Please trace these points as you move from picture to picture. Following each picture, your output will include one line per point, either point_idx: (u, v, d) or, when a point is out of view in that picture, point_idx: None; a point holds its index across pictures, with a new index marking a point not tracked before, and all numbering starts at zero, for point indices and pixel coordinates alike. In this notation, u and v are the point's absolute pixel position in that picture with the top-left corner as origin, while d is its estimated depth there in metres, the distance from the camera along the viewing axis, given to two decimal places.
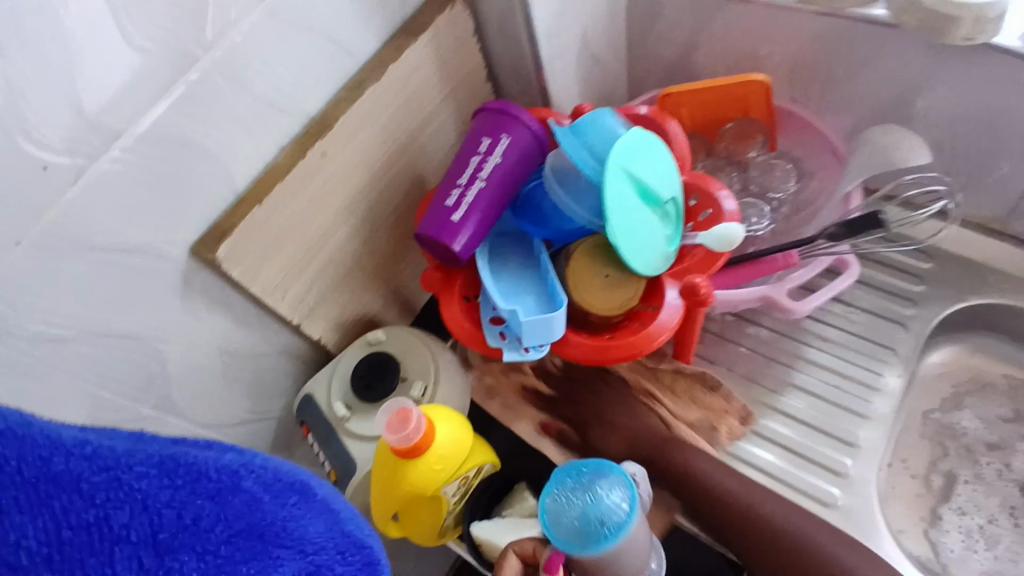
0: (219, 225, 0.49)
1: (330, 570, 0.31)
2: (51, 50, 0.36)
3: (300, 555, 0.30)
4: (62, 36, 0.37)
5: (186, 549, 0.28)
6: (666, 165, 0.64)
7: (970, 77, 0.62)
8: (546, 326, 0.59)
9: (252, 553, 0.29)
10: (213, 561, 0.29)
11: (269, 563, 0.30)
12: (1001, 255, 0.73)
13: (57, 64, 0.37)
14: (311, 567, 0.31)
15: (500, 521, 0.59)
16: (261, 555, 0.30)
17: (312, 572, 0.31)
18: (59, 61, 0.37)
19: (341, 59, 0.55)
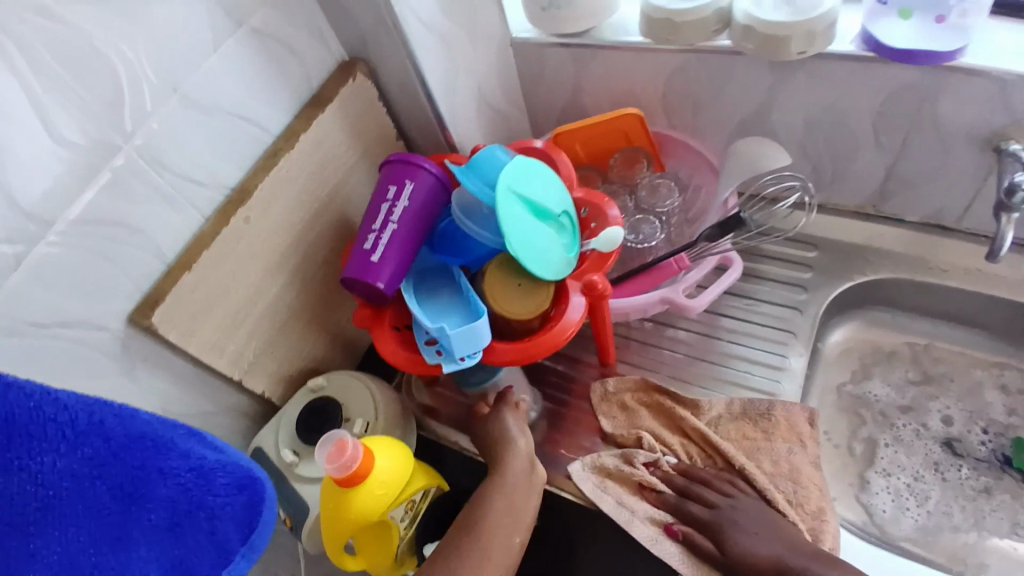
0: (151, 294, 0.59)
1: (214, 476, 0.40)
2: None
3: (189, 459, 0.40)
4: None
5: (87, 437, 0.37)
6: (556, 184, 0.70)
7: (808, 86, 0.73)
8: (472, 335, 0.63)
9: (144, 449, 0.38)
10: (118, 446, 0.37)
11: (157, 459, 0.39)
12: (876, 236, 0.86)
13: None
14: (197, 468, 0.40)
15: None
16: (149, 455, 0.38)
17: (198, 471, 0.40)
18: None
19: (256, 134, 0.66)
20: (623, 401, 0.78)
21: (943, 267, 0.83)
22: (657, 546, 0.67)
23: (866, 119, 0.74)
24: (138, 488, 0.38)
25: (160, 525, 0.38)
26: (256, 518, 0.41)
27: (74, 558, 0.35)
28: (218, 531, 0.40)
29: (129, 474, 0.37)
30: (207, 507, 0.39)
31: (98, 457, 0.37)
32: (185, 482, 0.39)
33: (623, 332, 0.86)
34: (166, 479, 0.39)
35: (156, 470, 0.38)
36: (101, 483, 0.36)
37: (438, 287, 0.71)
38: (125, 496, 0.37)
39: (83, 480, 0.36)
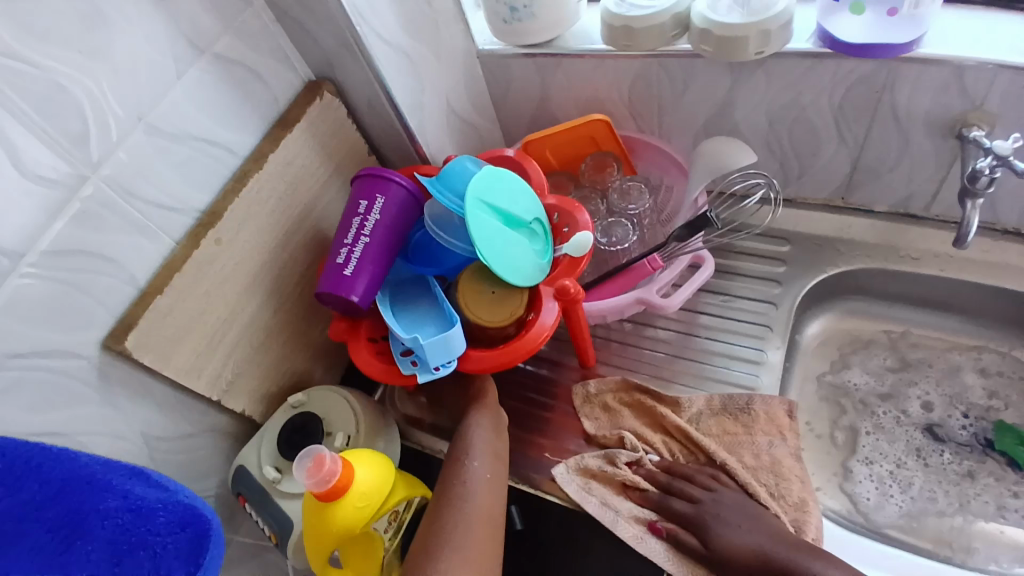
0: (126, 320, 0.60)
1: (154, 514, 0.43)
2: None
3: (128, 499, 0.42)
4: None
5: (23, 481, 0.40)
6: (525, 192, 0.71)
7: (765, 84, 0.75)
8: (446, 344, 0.64)
9: (82, 492, 0.41)
10: (55, 488, 0.40)
11: (96, 500, 0.42)
12: (847, 226, 0.87)
13: None
14: (135, 507, 0.42)
15: None
16: (87, 496, 0.41)
17: (136, 510, 0.42)
18: None
19: (225, 158, 0.68)
20: (605, 402, 0.79)
21: (914, 254, 0.84)
22: (642, 544, 0.67)
23: (826, 113, 0.76)
24: (78, 529, 0.40)
25: (100, 564, 0.40)
26: (202, 552, 0.43)
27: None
28: (161, 567, 0.42)
29: (69, 515, 0.40)
30: (148, 545, 0.42)
31: (35, 500, 0.39)
32: (124, 521, 0.42)
33: (603, 334, 0.87)
34: (104, 519, 0.41)
35: (94, 510, 0.41)
36: (40, 525, 0.39)
37: (414, 298, 0.72)
38: (64, 537, 0.40)
39: (20, 522, 0.39)
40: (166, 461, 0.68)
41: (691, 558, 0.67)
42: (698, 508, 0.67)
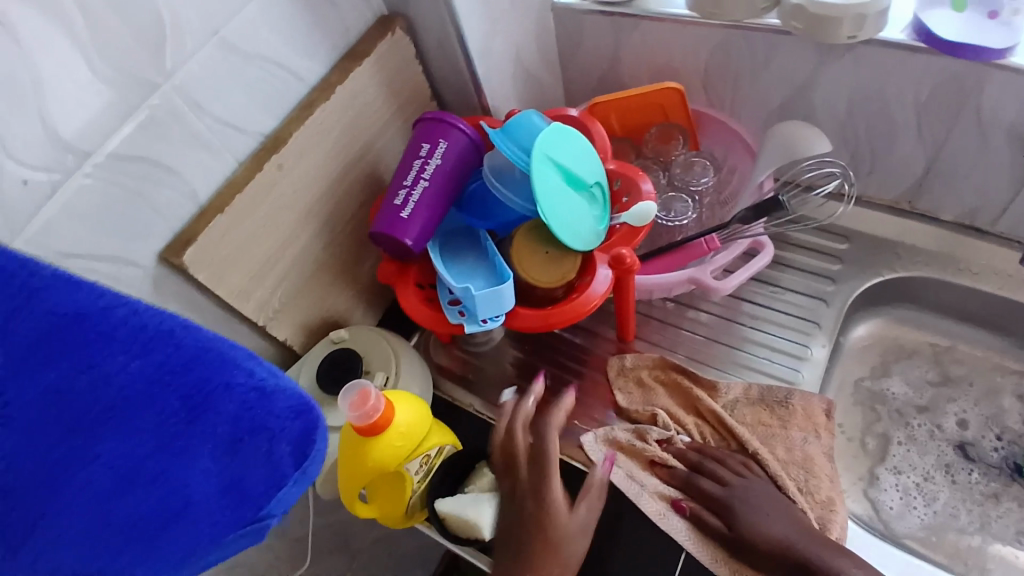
0: (184, 234, 0.60)
1: (274, 398, 0.40)
2: (22, 92, 0.46)
3: (250, 379, 0.40)
4: (35, 80, 0.47)
5: (157, 344, 0.38)
6: (589, 153, 0.69)
7: (851, 72, 0.72)
8: (496, 297, 0.64)
9: (209, 363, 0.39)
10: (184, 357, 0.38)
11: (222, 374, 0.39)
12: (909, 231, 0.84)
13: (28, 97, 0.47)
14: (257, 389, 0.40)
15: (462, 497, 0.65)
16: (215, 369, 0.39)
17: (258, 391, 0.40)
18: (30, 96, 0.47)
19: (292, 83, 0.66)
20: (639, 378, 0.78)
21: (973, 269, 0.82)
22: (664, 520, 0.65)
23: (908, 110, 0.73)
24: (204, 401, 0.38)
25: (219, 441, 0.38)
26: (308, 446, 0.41)
27: (139, 460, 0.36)
28: (274, 452, 0.40)
29: (195, 385, 0.38)
30: (268, 428, 0.40)
31: (165, 366, 0.37)
32: (249, 399, 0.39)
33: (644, 310, 0.86)
34: (228, 395, 0.39)
35: (220, 384, 0.39)
36: (170, 392, 0.37)
37: (464, 250, 0.71)
38: (192, 407, 0.38)
39: (154, 385, 0.37)
40: None
41: (714, 540, 0.65)
42: (726, 491, 0.67)
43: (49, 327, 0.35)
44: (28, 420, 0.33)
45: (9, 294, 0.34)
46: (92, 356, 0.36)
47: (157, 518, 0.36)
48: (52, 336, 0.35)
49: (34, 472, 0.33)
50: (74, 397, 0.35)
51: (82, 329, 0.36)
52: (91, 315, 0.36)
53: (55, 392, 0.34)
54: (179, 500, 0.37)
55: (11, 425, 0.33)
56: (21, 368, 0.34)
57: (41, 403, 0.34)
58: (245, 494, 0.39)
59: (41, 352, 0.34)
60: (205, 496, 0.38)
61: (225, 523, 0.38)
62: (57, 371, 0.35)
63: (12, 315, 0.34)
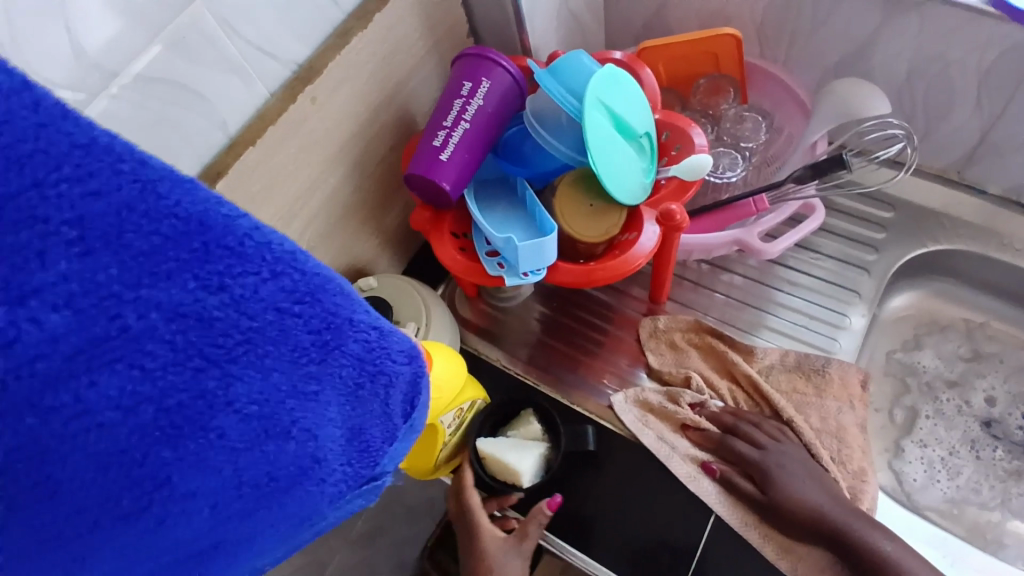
0: (212, 167, 0.56)
1: (388, 339, 0.37)
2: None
3: (368, 315, 0.36)
4: None
5: (284, 267, 0.30)
6: (640, 100, 0.65)
7: (920, 30, 0.67)
8: (539, 249, 0.60)
9: (336, 293, 0.33)
10: (311, 285, 0.32)
11: (347, 308, 0.34)
12: (957, 203, 0.81)
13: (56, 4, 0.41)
14: (377, 326, 0.36)
15: (505, 441, 0.66)
16: (341, 301, 0.34)
17: (379, 329, 0.36)
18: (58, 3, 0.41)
19: (328, 8, 0.61)
20: (672, 340, 0.76)
21: (1016, 245, 0.80)
22: (695, 483, 0.66)
23: (971, 78, 0.69)
24: (334, 338, 0.33)
25: (344, 388, 0.34)
26: (416, 396, 0.40)
27: (273, 410, 0.30)
28: (388, 403, 0.38)
29: (324, 319, 0.32)
30: (385, 374, 0.37)
31: (295, 294, 0.31)
32: (370, 340, 0.36)
33: (677, 271, 0.83)
34: (355, 333, 0.34)
35: (347, 319, 0.34)
36: (300, 327, 0.31)
37: (500, 199, 0.68)
38: (323, 345, 0.32)
39: (285, 315, 0.30)
40: None
41: (745, 503, 0.65)
42: (763, 454, 0.66)
43: (160, 229, 0.26)
44: (141, 360, 0.26)
45: (92, 170, 0.24)
46: (218, 271, 0.27)
47: (287, 477, 0.32)
48: (162, 239, 0.26)
49: (145, 433, 0.26)
50: (199, 323, 0.27)
51: (198, 236, 0.27)
52: (210, 220, 0.27)
53: (172, 316, 0.26)
54: (312, 451, 0.33)
55: (115, 366, 0.25)
56: (121, 284, 0.25)
57: (155, 337, 0.26)
58: (365, 442, 0.37)
59: (148, 259, 0.25)
60: (330, 449, 0.34)
61: (345, 476, 0.36)
62: (172, 287, 0.26)
63: (97, 207, 0.24)
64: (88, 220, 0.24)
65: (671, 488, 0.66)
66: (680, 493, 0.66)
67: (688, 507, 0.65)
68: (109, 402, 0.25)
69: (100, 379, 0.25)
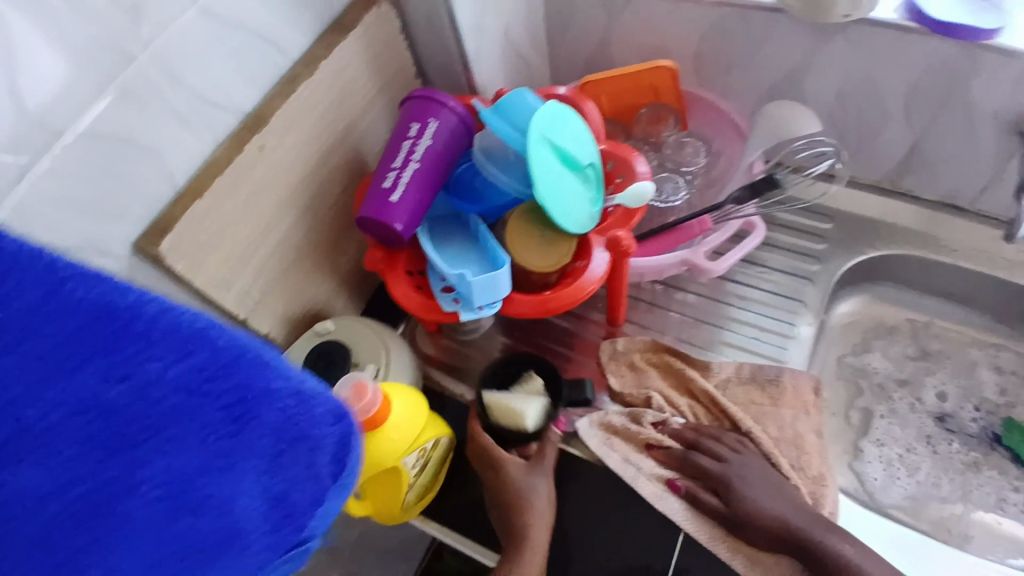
0: (159, 220, 0.56)
1: (314, 401, 0.35)
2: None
3: (290, 379, 0.34)
4: (7, 47, 0.42)
5: (190, 346, 0.31)
6: (584, 133, 0.67)
7: (845, 52, 0.71)
8: (493, 283, 0.61)
9: (250, 362, 0.33)
10: (219, 358, 0.32)
11: (263, 377, 0.33)
12: (891, 211, 0.86)
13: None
14: (300, 390, 0.35)
15: (510, 393, 0.70)
16: (255, 370, 0.33)
17: (303, 392, 0.35)
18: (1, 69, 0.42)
19: (274, 57, 0.62)
20: (632, 361, 0.78)
21: (953, 246, 0.84)
22: (661, 501, 0.67)
23: (897, 92, 0.73)
24: (247, 410, 0.32)
25: (263, 461, 0.33)
26: (347, 455, 0.37)
27: (178, 493, 0.30)
28: (316, 468, 0.35)
29: (234, 391, 0.32)
30: (309, 438, 0.35)
31: (200, 369, 0.31)
32: (291, 405, 0.34)
33: (633, 293, 0.85)
34: (273, 401, 0.33)
35: (263, 389, 0.33)
36: (208, 402, 0.31)
37: (454, 234, 0.69)
38: (234, 419, 0.32)
39: (189, 395, 0.31)
40: None
41: (710, 517, 0.67)
42: (724, 467, 0.68)
43: (67, 329, 0.29)
44: (48, 455, 0.28)
45: (10, 283, 0.29)
46: (121, 361, 0.30)
47: (200, 560, 0.31)
48: (70, 337, 0.29)
49: (51, 525, 0.28)
50: (102, 413, 0.29)
51: (100, 328, 0.30)
52: (112, 311, 0.30)
53: (77, 410, 0.29)
54: (225, 532, 0.31)
55: (24, 464, 0.27)
56: (27, 386, 0.28)
57: (60, 431, 0.28)
58: (294, 512, 0.34)
59: (56, 359, 0.29)
60: (250, 527, 0.32)
61: (274, 554, 0.34)
62: (78, 381, 0.29)
63: (11, 317, 0.29)
64: (3, 327, 0.28)
65: (643, 511, 0.67)
66: (652, 514, 0.67)
67: (659, 529, 0.66)
68: (17, 495, 0.27)
69: (11, 477, 0.27)
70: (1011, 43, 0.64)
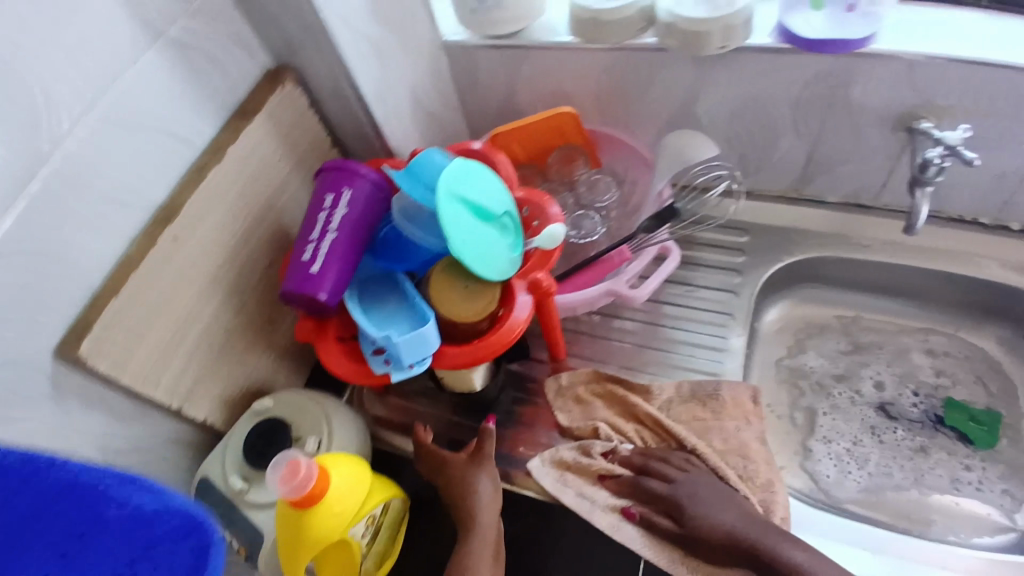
0: (77, 324, 0.57)
1: (153, 525, 0.37)
2: None
3: (125, 508, 0.37)
4: None
5: (18, 489, 0.35)
6: (495, 184, 0.70)
7: (729, 79, 0.76)
8: (419, 340, 0.63)
9: (79, 500, 0.36)
10: (47, 498, 0.35)
11: (93, 513, 0.36)
12: (802, 217, 0.90)
13: None
14: (135, 518, 0.37)
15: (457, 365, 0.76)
16: (85, 505, 0.36)
17: (138, 519, 0.37)
18: None
19: (181, 149, 0.63)
20: (577, 395, 0.79)
21: (865, 242, 0.89)
22: (619, 532, 0.69)
23: (784, 108, 0.78)
24: (75, 546, 0.35)
25: None
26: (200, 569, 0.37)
27: None
28: None
29: (63, 528, 0.35)
30: (148, 563, 0.36)
31: (28, 511, 0.35)
32: (126, 534, 0.36)
33: (572, 326, 0.88)
34: (102, 535, 0.36)
35: (91, 525, 0.36)
36: (37, 542, 0.35)
37: (382, 295, 0.70)
38: (62, 555, 0.35)
39: (12, 539, 0.34)
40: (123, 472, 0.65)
41: (666, 539, 0.68)
42: (673, 487, 0.69)
43: None
44: None
45: None
46: None
47: None
48: None
49: None
50: None
51: None
52: None
53: None
54: None
55: None
56: None
57: None
58: None
59: None
60: None
61: None
62: None
63: None
64: None
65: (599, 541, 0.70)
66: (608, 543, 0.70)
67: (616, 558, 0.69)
68: None
69: None
70: (922, 50, 0.69)
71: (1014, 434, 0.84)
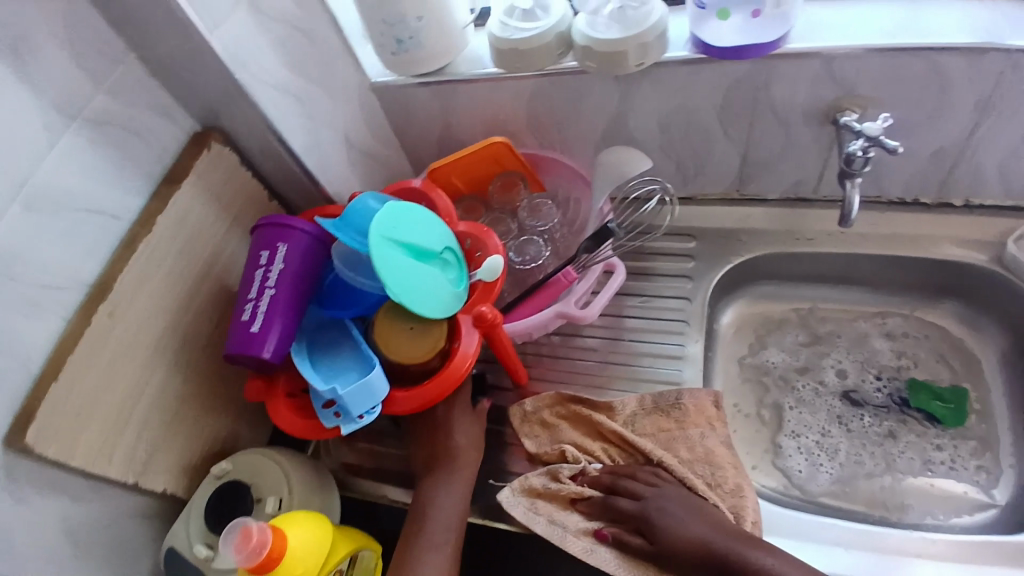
0: (19, 413, 0.56)
1: None
2: None
3: None
4: None
5: None
6: (431, 221, 0.70)
7: (652, 93, 0.77)
8: (368, 389, 0.63)
9: None
10: None
11: None
12: (745, 217, 0.92)
13: None
14: None
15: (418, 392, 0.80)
16: None
17: None
18: None
19: (112, 223, 0.63)
20: (542, 419, 0.78)
21: (810, 236, 0.90)
22: (592, 555, 0.68)
23: (711, 113, 0.79)
24: None
25: None
26: None
27: None
28: None
29: None
30: None
31: None
32: None
33: (531, 350, 0.88)
34: None
35: None
36: None
37: (330, 344, 0.70)
38: None
39: None
40: (84, 555, 0.64)
41: (640, 560, 0.68)
42: (642, 504, 0.69)
43: None
44: None
45: None
46: None
47: None
48: None
49: None
50: None
51: None
52: None
53: None
54: None
55: None
56: None
57: None
58: None
59: None
60: None
61: None
62: None
63: None
64: None
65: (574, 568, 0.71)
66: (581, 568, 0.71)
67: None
68: None
69: None
70: (835, 45, 0.70)
71: (979, 409, 0.85)
